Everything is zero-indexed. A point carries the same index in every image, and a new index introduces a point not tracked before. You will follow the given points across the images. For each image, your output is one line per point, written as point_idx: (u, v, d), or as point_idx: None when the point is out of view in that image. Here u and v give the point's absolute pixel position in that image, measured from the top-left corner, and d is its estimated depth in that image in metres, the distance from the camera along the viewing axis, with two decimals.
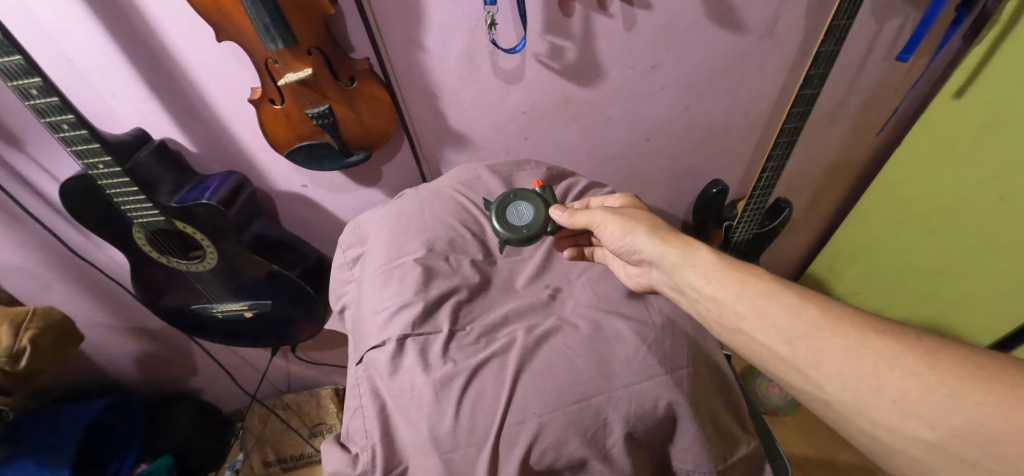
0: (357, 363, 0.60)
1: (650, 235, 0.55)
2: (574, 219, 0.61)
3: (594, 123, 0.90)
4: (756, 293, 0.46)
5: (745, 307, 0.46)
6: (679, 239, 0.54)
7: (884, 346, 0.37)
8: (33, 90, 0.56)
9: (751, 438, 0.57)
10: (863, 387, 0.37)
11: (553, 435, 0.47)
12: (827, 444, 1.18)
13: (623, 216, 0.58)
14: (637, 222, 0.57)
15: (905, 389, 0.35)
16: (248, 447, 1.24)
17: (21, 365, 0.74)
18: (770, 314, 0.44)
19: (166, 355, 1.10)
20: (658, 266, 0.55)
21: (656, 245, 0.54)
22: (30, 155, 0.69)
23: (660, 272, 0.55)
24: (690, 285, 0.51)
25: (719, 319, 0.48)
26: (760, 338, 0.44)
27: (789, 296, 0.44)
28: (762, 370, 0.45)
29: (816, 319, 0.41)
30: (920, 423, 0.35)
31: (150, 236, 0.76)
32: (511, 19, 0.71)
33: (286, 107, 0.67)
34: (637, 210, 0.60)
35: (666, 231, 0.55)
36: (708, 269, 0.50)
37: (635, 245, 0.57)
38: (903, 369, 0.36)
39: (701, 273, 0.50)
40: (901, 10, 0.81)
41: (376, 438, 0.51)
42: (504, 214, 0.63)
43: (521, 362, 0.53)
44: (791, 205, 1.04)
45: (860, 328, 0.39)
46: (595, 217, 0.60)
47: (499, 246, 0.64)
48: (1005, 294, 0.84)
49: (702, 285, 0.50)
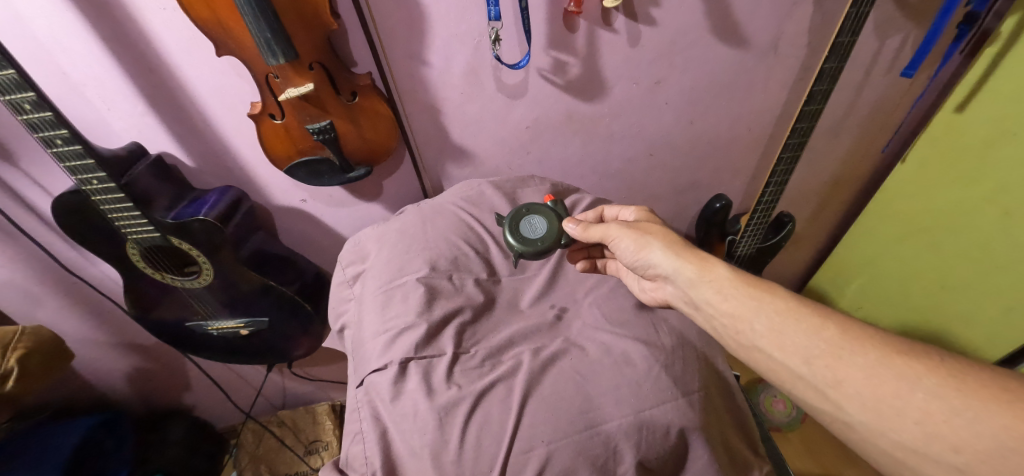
0: (358, 386, 0.58)
1: (665, 249, 0.53)
2: (588, 232, 0.59)
3: (597, 138, 0.89)
4: (774, 310, 0.44)
5: (762, 324, 0.44)
6: (693, 254, 0.52)
7: (905, 366, 0.37)
8: (27, 105, 0.54)
9: (763, 463, 0.56)
10: (884, 407, 0.36)
11: (562, 464, 0.46)
12: (831, 461, 1.16)
13: (638, 230, 0.56)
14: (653, 236, 0.55)
15: (929, 411, 0.34)
16: (242, 464, 1.20)
17: (8, 387, 0.72)
18: (788, 332, 0.43)
19: (159, 371, 1.07)
20: (673, 281, 0.53)
21: (672, 260, 0.52)
22: (23, 171, 0.68)
23: (675, 287, 0.53)
24: (706, 301, 0.49)
25: (735, 335, 0.47)
26: (777, 355, 0.43)
27: (807, 313, 0.43)
28: (780, 389, 0.44)
29: (835, 338, 0.40)
30: (944, 446, 0.34)
31: (145, 252, 0.74)
32: (515, 34, 0.70)
33: (286, 122, 0.65)
34: (651, 224, 0.58)
35: (681, 246, 0.53)
36: (725, 286, 0.48)
37: (649, 260, 0.55)
38: (925, 390, 0.35)
39: (717, 290, 0.48)
40: (903, 27, 0.81)
41: (377, 465, 0.49)
42: (517, 227, 0.62)
43: (528, 386, 0.51)
44: (794, 220, 1.02)
45: (881, 347, 0.38)
46: (609, 230, 0.58)
47: (513, 259, 0.63)
48: (1008, 308, 0.83)
49: (719, 301, 0.48)
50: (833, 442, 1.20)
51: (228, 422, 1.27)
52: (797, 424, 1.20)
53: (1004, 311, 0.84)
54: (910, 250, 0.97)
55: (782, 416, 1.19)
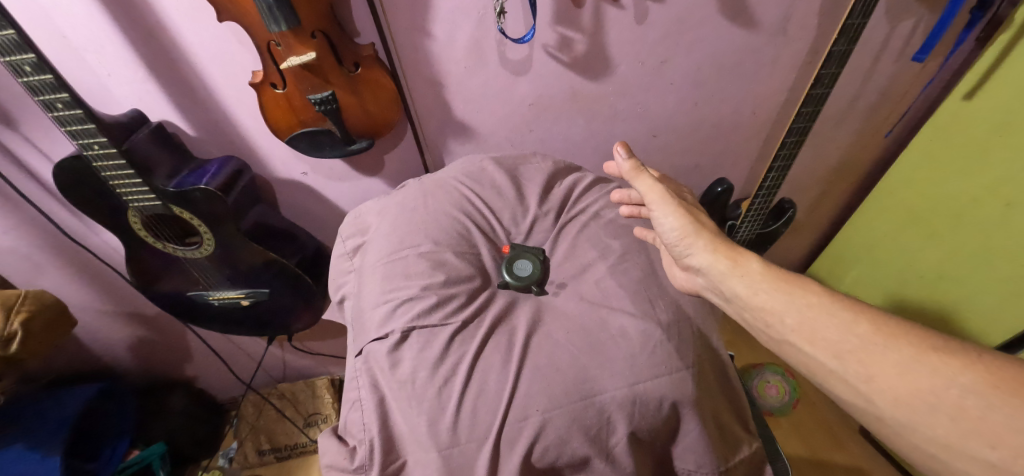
0: (357, 355, 0.59)
1: (704, 242, 0.53)
2: (637, 175, 0.58)
3: (601, 117, 0.88)
4: (806, 304, 0.45)
5: (793, 319, 0.45)
6: (729, 248, 0.52)
7: (940, 362, 0.37)
8: (27, 67, 0.54)
9: (753, 439, 0.57)
10: (918, 402, 0.37)
11: (556, 433, 0.47)
12: (821, 445, 1.20)
13: (687, 215, 0.55)
14: (697, 226, 0.54)
15: (964, 406, 0.35)
16: (242, 435, 1.24)
17: (12, 348, 0.73)
18: (820, 326, 0.43)
19: (161, 341, 1.08)
20: (704, 274, 0.53)
21: (707, 253, 0.52)
22: (25, 136, 0.68)
23: (707, 280, 0.53)
24: (737, 295, 0.49)
25: (765, 329, 0.48)
26: (808, 349, 0.44)
27: (840, 309, 0.43)
28: (810, 380, 0.45)
29: (867, 333, 0.41)
30: (980, 442, 0.34)
31: (146, 220, 0.74)
32: (521, 8, 0.69)
33: (288, 91, 0.65)
34: (697, 213, 0.57)
35: (721, 241, 0.53)
36: (757, 282, 0.48)
37: (687, 249, 0.54)
38: (960, 386, 0.36)
39: (749, 285, 0.49)
40: (915, 11, 0.79)
41: (375, 432, 0.51)
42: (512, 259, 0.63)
43: (523, 357, 0.52)
44: (795, 207, 1.04)
45: (915, 343, 0.39)
46: (653, 194, 0.56)
47: (510, 255, 0.63)
48: (1005, 300, 0.83)
49: (749, 296, 0.48)
50: (824, 426, 1.23)
51: (229, 394, 1.29)
52: (790, 408, 1.23)
53: (999, 301, 0.84)
54: (912, 240, 0.97)
55: (774, 400, 1.23)
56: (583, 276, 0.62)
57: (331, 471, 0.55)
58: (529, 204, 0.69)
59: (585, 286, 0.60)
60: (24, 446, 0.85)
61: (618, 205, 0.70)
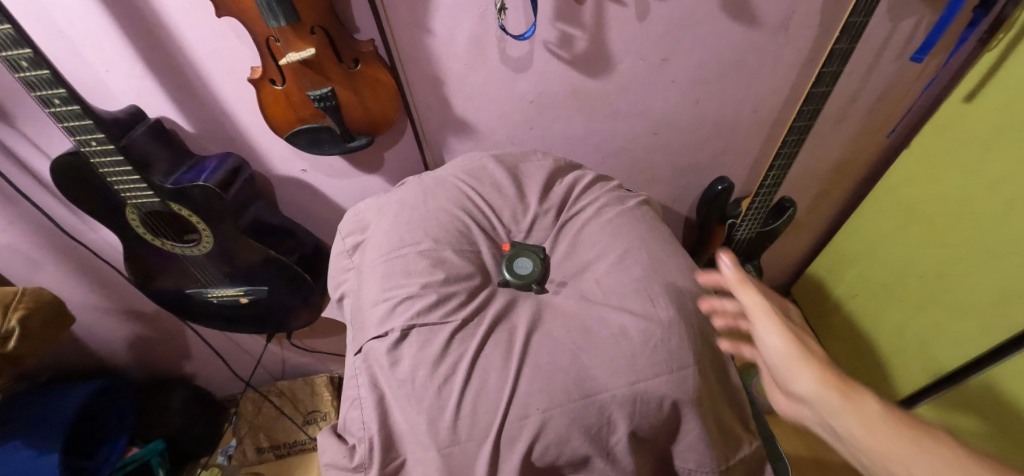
0: (356, 353, 0.58)
1: (814, 373, 0.44)
2: (742, 288, 0.49)
3: (601, 115, 0.88)
4: (942, 463, 0.37)
5: None
6: (845, 384, 0.43)
7: None
8: (24, 62, 0.53)
9: (753, 439, 0.57)
10: None
11: (557, 432, 0.47)
12: (820, 444, 1.20)
13: (797, 340, 0.46)
14: (810, 355, 0.45)
15: None
16: (241, 433, 1.24)
17: (10, 345, 0.73)
18: None
19: (159, 339, 1.08)
20: (811, 406, 0.45)
21: (817, 386, 0.44)
22: (21, 132, 0.67)
23: (813, 413, 0.45)
24: (851, 436, 0.41)
25: None
26: None
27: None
28: None
29: None
30: None
31: (144, 217, 0.74)
32: (522, 4, 0.68)
33: (287, 88, 0.65)
34: (810, 338, 0.48)
35: (837, 375, 0.44)
36: (879, 428, 0.40)
37: (793, 378, 0.46)
38: None
39: (869, 431, 0.40)
40: (918, 9, 0.78)
41: (375, 430, 0.51)
42: (512, 259, 0.62)
43: (524, 355, 0.52)
44: (795, 206, 1.04)
45: None
46: (758, 310, 0.48)
47: (510, 254, 0.63)
48: (1003, 300, 0.82)
49: (869, 443, 0.40)
50: None
51: (228, 391, 1.29)
52: None
53: (997, 302, 0.84)
54: (913, 238, 0.97)
55: None
56: (584, 274, 0.61)
57: (330, 469, 0.55)
58: (530, 201, 0.69)
59: (586, 285, 0.60)
60: (24, 444, 0.85)
61: (619, 203, 0.69)
